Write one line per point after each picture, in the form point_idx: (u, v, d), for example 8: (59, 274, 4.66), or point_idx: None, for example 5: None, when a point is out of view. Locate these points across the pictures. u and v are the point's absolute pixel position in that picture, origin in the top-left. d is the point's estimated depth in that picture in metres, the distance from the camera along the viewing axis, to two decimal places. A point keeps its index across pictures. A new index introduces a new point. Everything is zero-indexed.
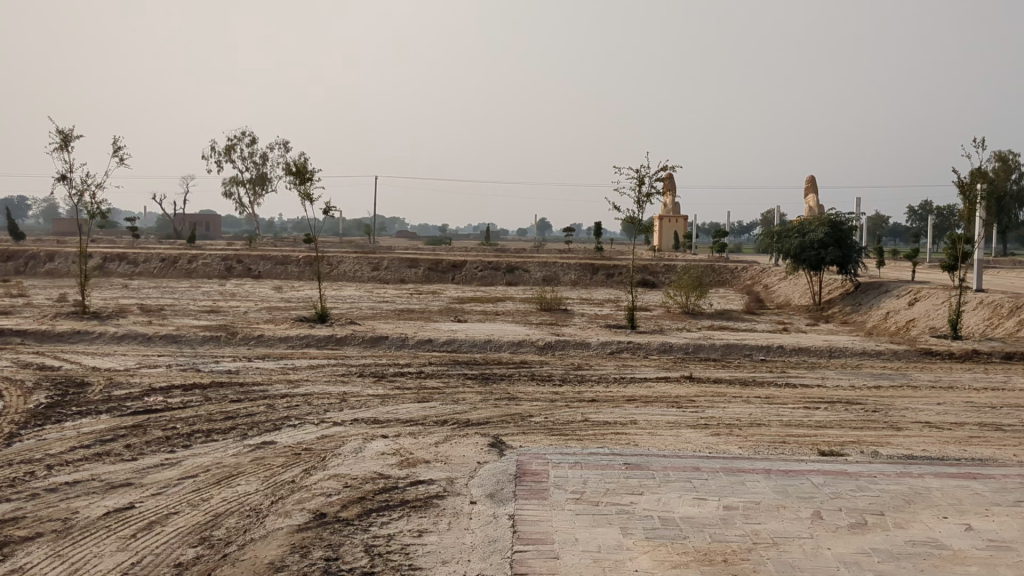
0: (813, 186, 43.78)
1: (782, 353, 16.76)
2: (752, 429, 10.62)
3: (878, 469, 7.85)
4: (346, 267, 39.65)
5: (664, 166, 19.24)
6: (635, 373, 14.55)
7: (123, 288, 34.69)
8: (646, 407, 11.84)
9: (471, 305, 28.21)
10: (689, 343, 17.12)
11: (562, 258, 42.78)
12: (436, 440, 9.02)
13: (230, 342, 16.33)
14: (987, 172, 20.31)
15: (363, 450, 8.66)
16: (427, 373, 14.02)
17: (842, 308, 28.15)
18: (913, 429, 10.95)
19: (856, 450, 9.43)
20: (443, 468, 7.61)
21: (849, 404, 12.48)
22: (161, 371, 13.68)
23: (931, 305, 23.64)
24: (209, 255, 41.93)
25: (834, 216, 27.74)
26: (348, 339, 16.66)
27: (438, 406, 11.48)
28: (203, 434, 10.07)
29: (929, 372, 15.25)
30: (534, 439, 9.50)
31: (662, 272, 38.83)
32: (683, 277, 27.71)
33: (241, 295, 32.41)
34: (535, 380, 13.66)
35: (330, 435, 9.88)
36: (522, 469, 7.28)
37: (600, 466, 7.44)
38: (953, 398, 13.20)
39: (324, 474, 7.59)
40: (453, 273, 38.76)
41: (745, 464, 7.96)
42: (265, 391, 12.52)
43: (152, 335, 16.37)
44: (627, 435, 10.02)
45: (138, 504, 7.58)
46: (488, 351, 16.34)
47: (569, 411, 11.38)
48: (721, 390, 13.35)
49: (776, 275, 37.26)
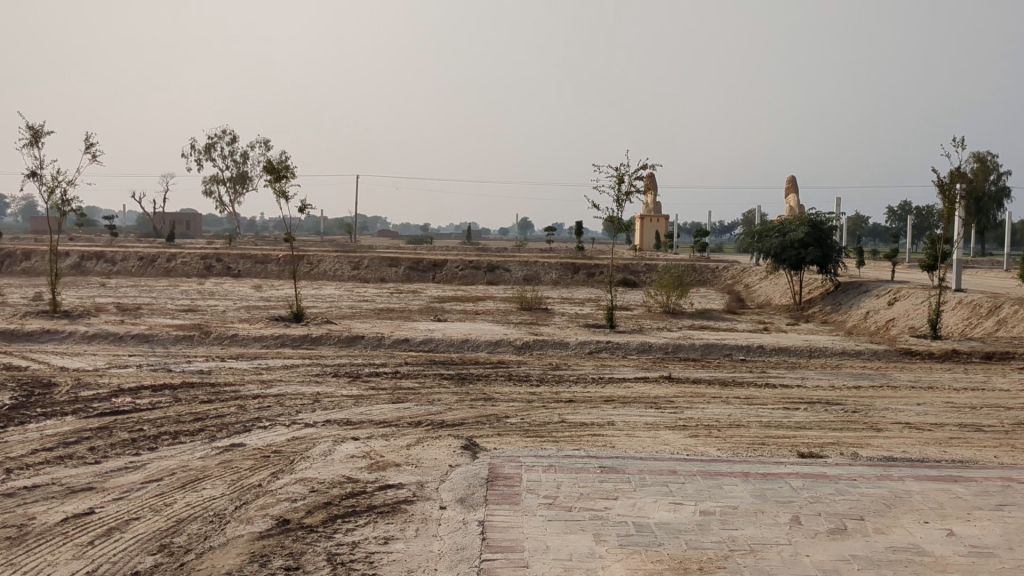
0: (793, 186, 43.81)
1: (762, 353, 16.65)
2: (731, 431, 10.49)
3: (857, 472, 7.72)
4: (326, 267, 39.32)
5: (644, 164, 19.07)
6: (614, 373, 14.39)
7: (99, 287, 34.23)
8: (624, 408, 11.69)
9: (451, 304, 28.01)
10: (669, 342, 16.98)
11: (543, 257, 42.62)
12: (408, 442, 8.82)
13: (203, 342, 16.05)
14: (964, 172, 20.28)
15: (334, 452, 8.45)
16: (403, 373, 13.80)
17: (822, 308, 28.12)
18: (893, 430, 10.85)
19: (836, 452, 9.31)
20: (414, 472, 7.41)
21: (829, 405, 12.37)
22: (131, 371, 13.41)
23: (911, 304, 23.62)
24: (188, 254, 41.48)
25: (815, 215, 27.70)
26: (323, 339, 16.40)
27: (413, 407, 11.29)
28: (170, 436, 9.83)
29: (909, 372, 15.18)
30: (510, 441, 9.32)
31: (643, 271, 38.75)
32: (664, 276, 27.61)
33: (219, 294, 32.03)
34: (512, 381, 13.47)
35: (301, 437, 9.66)
36: (495, 473, 7.08)
37: (575, 470, 7.25)
38: (934, 398, 13.11)
39: (292, 478, 7.38)
40: (434, 272, 38.49)
41: (723, 467, 7.81)
42: (237, 391, 12.28)
43: (124, 334, 16.07)
44: (604, 437, 9.86)
45: (98, 509, 7.34)
46: (466, 351, 16.15)
47: (546, 413, 11.22)
48: (700, 391, 13.21)
49: (757, 275, 37.24)
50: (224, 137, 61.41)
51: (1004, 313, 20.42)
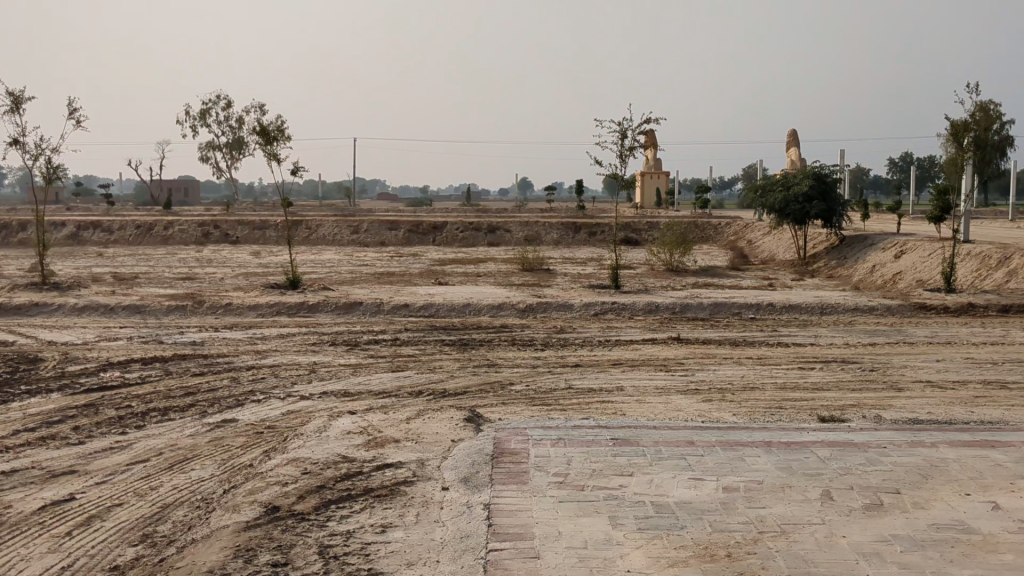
0: (795, 139, 43.11)
1: (773, 311, 16.15)
2: (746, 394, 10.02)
3: (884, 438, 7.22)
4: (324, 231, 38.74)
5: (648, 118, 18.46)
6: (621, 335, 13.92)
7: (95, 257, 33.69)
8: (633, 372, 11.22)
9: (452, 267, 27.50)
10: (676, 302, 16.47)
11: (544, 218, 42.03)
12: (408, 416, 8.31)
13: (196, 312, 15.54)
14: (969, 122, 19.68)
15: (330, 428, 7.97)
16: (403, 340, 13.34)
17: (828, 262, 27.58)
18: (915, 390, 10.38)
19: (858, 415, 8.83)
20: (414, 449, 6.94)
21: (845, 363, 11.92)
22: (121, 344, 12.94)
23: (920, 256, 23.09)
24: (185, 222, 40.86)
25: (818, 168, 27.07)
26: (320, 306, 15.91)
27: (413, 376, 10.85)
28: (159, 413, 9.37)
29: (926, 328, 14.68)
30: (515, 411, 8.87)
31: (645, 229, 38.19)
32: (667, 234, 27.04)
33: (217, 261, 31.50)
34: (516, 346, 13.00)
35: (295, 411, 9.20)
36: (500, 449, 6.60)
37: (586, 443, 6.77)
38: (953, 354, 12.64)
39: (283, 458, 6.91)
40: (434, 234, 37.86)
41: (743, 435, 7.32)
42: (230, 363, 11.83)
43: (114, 306, 15.58)
44: (613, 403, 9.42)
45: (78, 495, 6.88)
46: (467, 315, 15.69)
47: (552, 378, 10.78)
48: (710, 351, 12.75)
49: (761, 230, 36.67)
50: (217, 102, 60.43)
51: (1015, 263, 19.89)
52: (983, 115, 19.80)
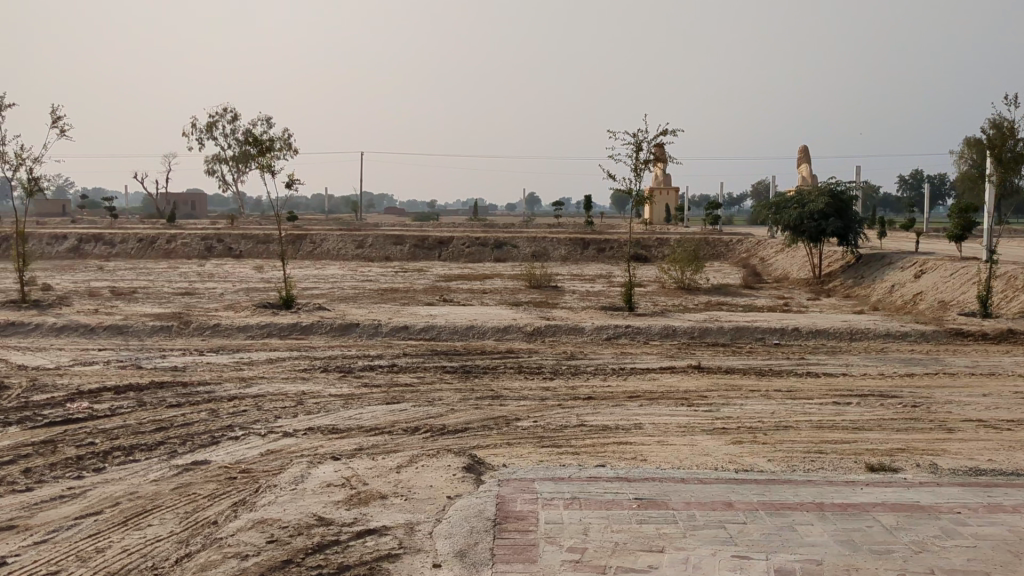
0: (806, 157, 42.28)
1: (798, 337, 15.10)
2: (781, 435, 8.98)
3: (953, 499, 6.13)
4: (329, 245, 37.85)
5: (663, 130, 17.50)
6: (637, 363, 12.88)
7: (95, 270, 32.83)
8: (652, 406, 10.20)
9: (458, 283, 26.59)
10: (694, 326, 15.42)
11: (552, 233, 41.10)
12: (399, 464, 7.24)
13: (182, 333, 14.57)
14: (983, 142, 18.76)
15: (307, 478, 6.92)
16: (401, 366, 12.31)
17: (845, 282, 26.54)
18: (968, 430, 9.33)
19: (912, 463, 7.77)
20: (402, 508, 5.91)
21: (884, 397, 10.87)
22: (96, 370, 11.94)
23: (942, 276, 22.01)
24: (188, 235, 39.98)
25: (834, 184, 26.03)
26: (314, 327, 14.93)
27: (409, 410, 9.83)
28: (125, 451, 8.36)
29: (966, 357, 13.61)
30: (522, 455, 7.87)
31: (655, 245, 37.23)
32: (679, 251, 26.03)
33: (218, 276, 30.56)
34: (523, 374, 11.99)
35: (276, 451, 8.21)
36: (504, 511, 5.56)
37: (605, 504, 5.74)
38: (997, 388, 11.56)
39: (247, 518, 5.88)
40: (440, 250, 36.93)
41: (788, 493, 6.26)
42: (211, 392, 10.83)
43: (95, 326, 14.60)
44: (631, 446, 8.39)
45: (11, 559, 5.86)
46: (471, 339, 14.69)
47: (563, 413, 9.77)
48: (735, 382, 11.71)
49: (774, 247, 35.64)
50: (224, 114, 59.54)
51: None
52: (996, 132, 18.29)
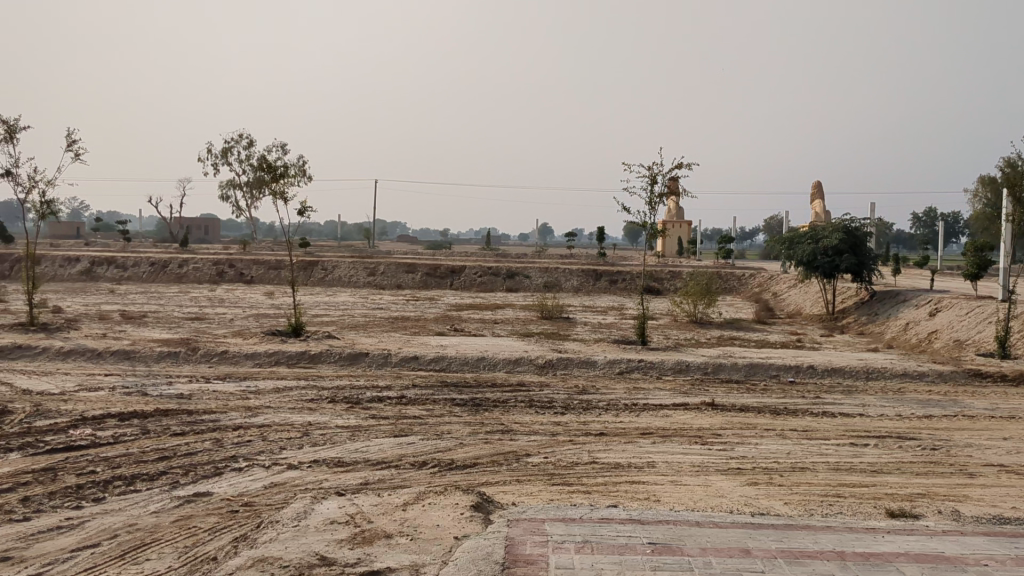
0: (820, 192, 42.16)
1: (813, 375, 14.86)
2: (798, 477, 8.75)
3: (980, 550, 5.90)
4: (340, 272, 37.81)
5: (678, 163, 17.39)
6: (649, 399, 12.67)
7: (107, 293, 32.84)
8: (663, 444, 9.98)
9: (469, 313, 26.45)
10: (708, 362, 15.20)
11: (564, 264, 40.99)
12: (404, 501, 7.04)
13: (189, 359, 14.44)
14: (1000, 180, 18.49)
15: (310, 514, 6.74)
16: (409, 398, 12.13)
17: (859, 319, 26.29)
18: (989, 475, 9.08)
19: (933, 510, 7.52)
20: (407, 549, 5.72)
21: (902, 439, 10.62)
22: (101, 396, 11.80)
23: (957, 314, 21.74)
24: (200, 260, 40.03)
25: (848, 221, 25.84)
26: (323, 356, 14.78)
27: (417, 443, 9.63)
28: (126, 481, 8.19)
29: (985, 399, 13.35)
30: (531, 493, 7.66)
31: (668, 279, 37.05)
32: (691, 284, 25.84)
33: (228, 301, 30.51)
34: (533, 408, 11.79)
35: (280, 484, 8.03)
36: (513, 555, 5.36)
37: (618, 549, 5.53)
38: (1019, 432, 11.29)
39: (247, 556, 5.70)
40: (452, 279, 36.83)
41: (807, 541, 6.03)
42: (216, 421, 10.66)
43: (102, 351, 14.48)
44: (644, 485, 8.18)
45: None
46: (481, 370, 14.50)
47: (574, 449, 9.56)
48: (749, 421, 11.48)
49: (787, 282, 35.41)
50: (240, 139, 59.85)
51: None
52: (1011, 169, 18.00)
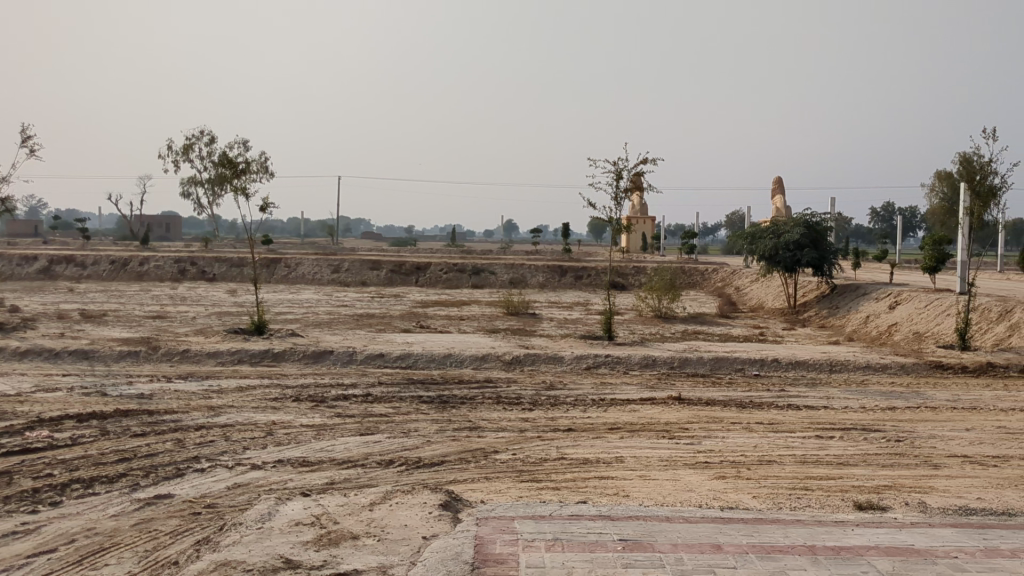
0: (781, 187, 42.53)
1: (778, 368, 14.93)
2: (765, 470, 8.75)
3: (948, 542, 5.91)
4: (304, 269, 37.47)
5: (643, 159, 17.41)
6: (616, 394, 12.63)
7: (65, 292, 32.24)
8: (631, 439, 9.94)
9: (434, 309, 26.31)
10: (674, 356, 15.21)
11: (529, 260, 40.96)
12: (371, 501, 6.93)
13: (150, 358, 14.19)
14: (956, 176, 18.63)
15: (275, 515, 6.60)
16: (375, 396, 11.98)
17: (820, 312, 26.50)
18: (953, 466, 9.15)
19: (900, 502, 7.55)
20: (375, 550, 5.62)
21: (867, 432, 10.68)
22: (59, 397, 11.52)
23: (917, 307, 21.98)
24: (161, 258, 39.47)
25: (810, 215, 26.03)
26: (286, 354, 14.58)
27: (383, 442, 9.50)
28: (85, 485, 7.99)
29: (947, 390, 13.47)
30: (499, 491, 7.58)
31: (633, 274, 37.15)
32: (656, 279, 25.90)
33: (190, 300, 30.10)
34: (500, 404, 11.71)
35: (244, 485, 7.87)
36: (483, 555, 5.27)
37: (588, 546, 5.46)
38: (981, 422, 11.40)
39: (210, 560, 5.55)
40: (417, 275, 36.65)
41: (777, 535, 6.01)
42: (177, 421, 10.46)
43: (60, 350, 14.18)
44: (613, 481, 8.13)
45: None
46: (447, 367, 14.40)
47: (541, 445, 9.49)
48: (716, 414, 11.47)
49: (750, 276, 35.64)
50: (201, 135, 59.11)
51: (1017, 317, 18.77)
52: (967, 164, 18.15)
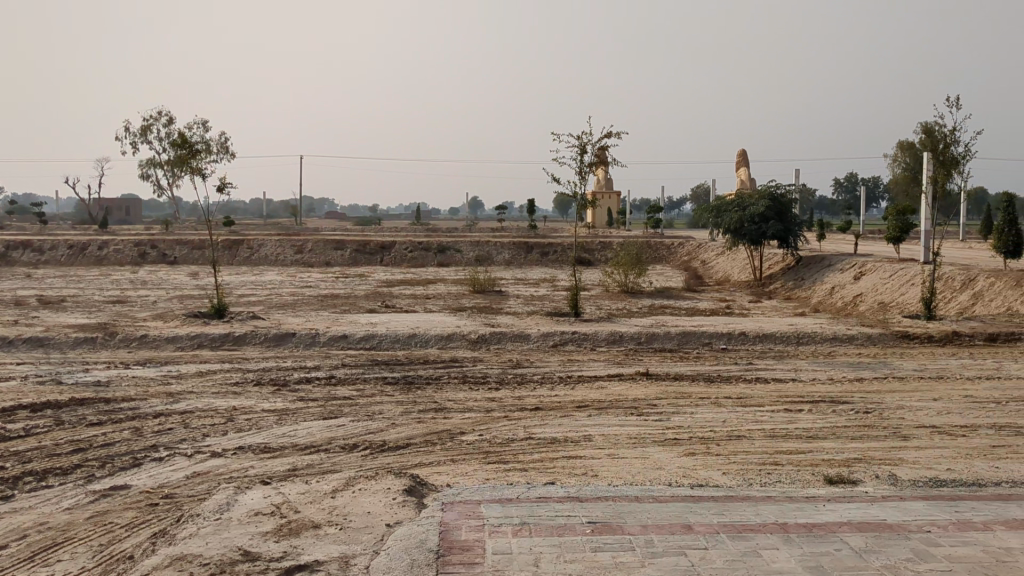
0: (745, 160, 42.62)
1: (745, 341, 14.89)
2: (735, 446, 8.66)
3: (921, 515, 5.85)
4: (267, 251, 36.98)
5: (607, 132, 17.25)
6: (583, 371, 12.51)
7: (21, 278, 31.56)
8: (599, 417, 9.82)
9: (400, 289, 26.06)
10: (641, 332, 15.11)
11: (495, 237, 40.75)
12: (333, 487, 6.75)
13: (107, 344, 13.85)
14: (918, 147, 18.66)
15: (234, 505, 6.39)
16: (339, 378, 11.78)
17: (786, 284, 26.58)
18: (922, 437, 9.12)
19: (871, 475, 7.49)
20: (337, 539, 5.45)
21: (836, 404, 10.64)
22: (12, 386, 11.19)
23: (881, 277, 22.08)
24: (120, 241, 38.77)
25: (773, 188, 26.04)
26: (248, 338, 14.30)
27: (347, 425, 9.31)
28: (37, 477, 7.73)
29: (914, 360, 13.49)
30: (466, 474, 7.42)
31: (599, 249, 37.07)
32: (622, 255, 25.81)
33: (150, 284, 29.57)
34: (467, 384, 11.54)
35: (203, 474, 7.66)
36: (448, 542, 5.11)
37: (556, 530, 5.32)
38: (948, 392, 11.42)
39: (165, 554, 5.35)
40: (382, 254, 36.31)
41: (748, 512, 5.92)
42: (135, 409, 10.19)
43: (13, 338, 13.80)
44: (581, 460, 7.99)
45: None
46: (412, 347, 14.19)
47: (509, 425, 9.34)
48: (684, 390, 11.39)
49: (715, 250, 35.71)
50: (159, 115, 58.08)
51: (980, 286, 18.90)
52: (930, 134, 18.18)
